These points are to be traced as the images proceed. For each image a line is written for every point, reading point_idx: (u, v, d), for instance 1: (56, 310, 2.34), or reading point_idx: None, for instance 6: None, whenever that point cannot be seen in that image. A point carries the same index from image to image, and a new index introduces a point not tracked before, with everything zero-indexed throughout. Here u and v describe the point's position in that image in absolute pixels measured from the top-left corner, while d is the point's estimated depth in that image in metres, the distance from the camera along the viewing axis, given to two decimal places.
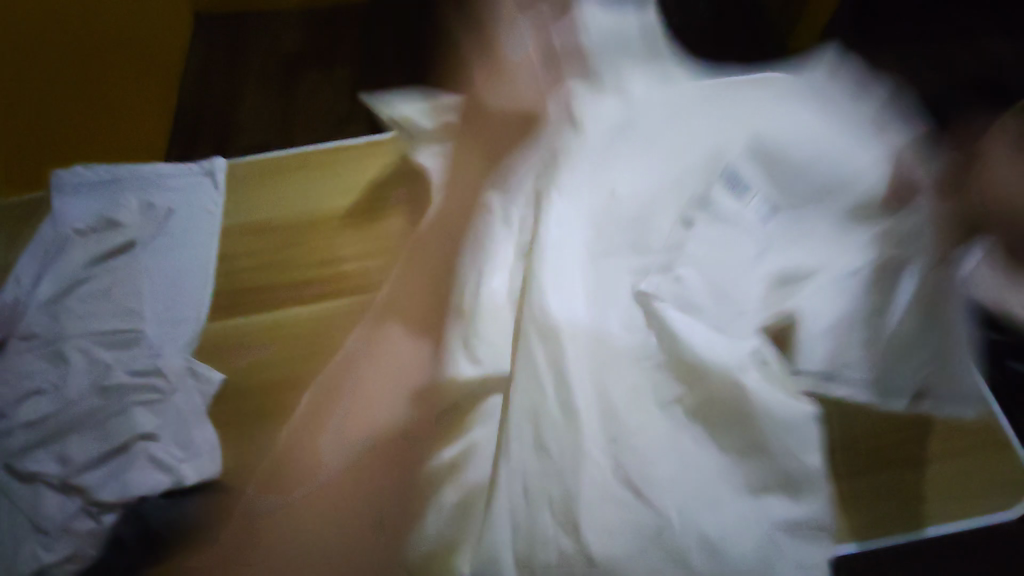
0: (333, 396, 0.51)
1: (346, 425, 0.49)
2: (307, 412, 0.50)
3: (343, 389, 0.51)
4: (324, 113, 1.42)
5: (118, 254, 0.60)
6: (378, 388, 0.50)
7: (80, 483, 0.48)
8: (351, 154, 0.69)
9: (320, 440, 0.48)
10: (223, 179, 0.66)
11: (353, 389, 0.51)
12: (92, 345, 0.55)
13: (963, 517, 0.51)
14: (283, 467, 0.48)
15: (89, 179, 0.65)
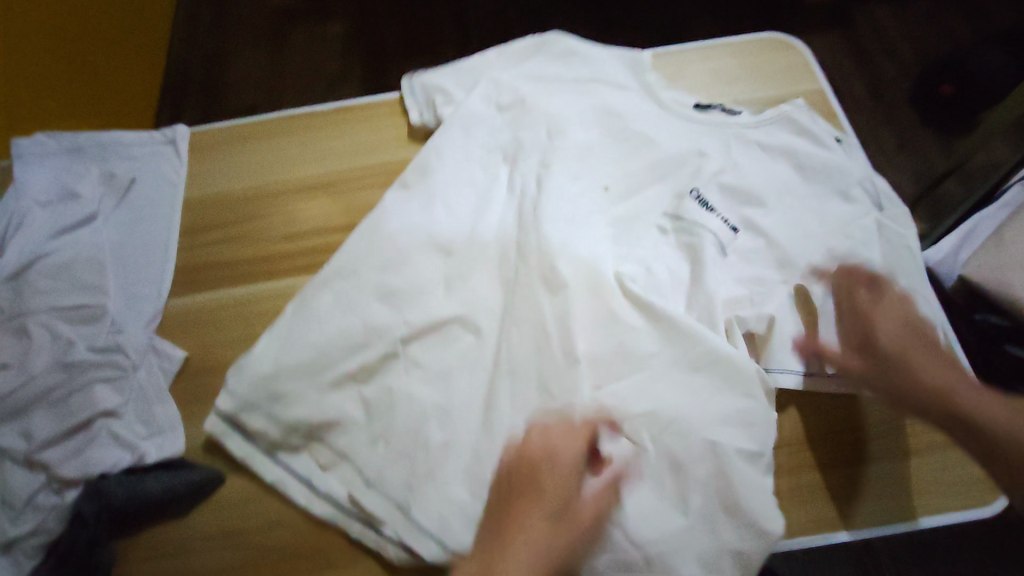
0: (322, 315, 0.52)
1: (339, 330, 0.51)
2: (305, 321, 0.52)
3: (336, 302, 0.53)
4: (313, 73, 1.38)
5: (80, 228, 0.59)
6: (371, 304, 0.53)
7: (46, 459, 0.48)
8: (338, 117, 0.67)
9: (309, 355, 0.50)
10: (187, 151, 0.65)
11: (348, 298, 0.53)
12: (53, 319, 0.54)
13: (953, 509, 0.50)
14: (281, 362, 0.50)
15: (47, 149, 0.63)
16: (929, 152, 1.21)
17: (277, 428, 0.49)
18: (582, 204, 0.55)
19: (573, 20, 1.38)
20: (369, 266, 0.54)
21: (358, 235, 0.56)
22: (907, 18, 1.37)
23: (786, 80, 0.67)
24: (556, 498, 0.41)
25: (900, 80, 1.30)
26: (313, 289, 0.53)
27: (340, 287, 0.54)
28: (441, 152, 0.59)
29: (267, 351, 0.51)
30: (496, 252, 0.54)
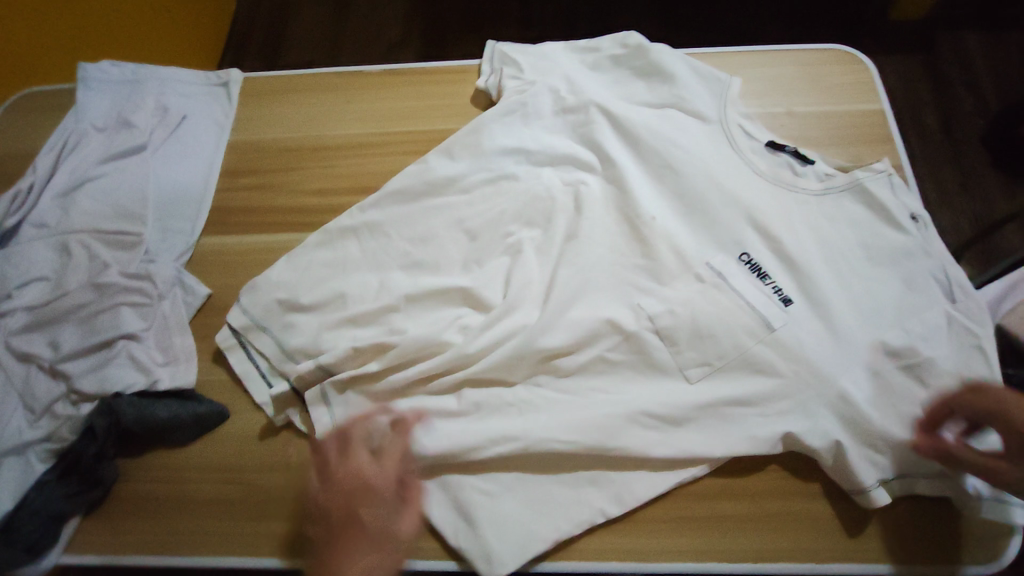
0: (347, 263, 0.54)
1: (355, 278, 0.53)
2: (327, 264, 0.54)
3: (357, 250, 0.55)
4: (372, 38, 1.38)
5: (128, 156, 0.61)
6: (393, 270, 0.53)
7: (66, 370, 0.51)
8: (383, 80, 0.67)
9: (328, 295, 0.53)
10: (236, 95, 0.67)
11: (375, 261, 0.54)
12: (91, 240, 0.56)
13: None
14: (299, 295, 0.53)
15: (110, 76, 0.66)
16: (995, 198, 1.14)
17: (278, 352, 0.52)
18: (619, 195, 0.55)
19: (637, 13, 1.36)
20: (399, 229, 0.55)
21: (393, 192, 0.56)
22: (995, 51, 1.28)
23: (848, 96, 0.64)
24: (373, 519, 0.44)
25: (978, 117, 1.22)
26: (346, 235, 0.55)
27: (365, 240, 0.55)
28: (480, 129, 0.58)
29: (290, 280, 0.54)
30: (522, 231, 0.54)
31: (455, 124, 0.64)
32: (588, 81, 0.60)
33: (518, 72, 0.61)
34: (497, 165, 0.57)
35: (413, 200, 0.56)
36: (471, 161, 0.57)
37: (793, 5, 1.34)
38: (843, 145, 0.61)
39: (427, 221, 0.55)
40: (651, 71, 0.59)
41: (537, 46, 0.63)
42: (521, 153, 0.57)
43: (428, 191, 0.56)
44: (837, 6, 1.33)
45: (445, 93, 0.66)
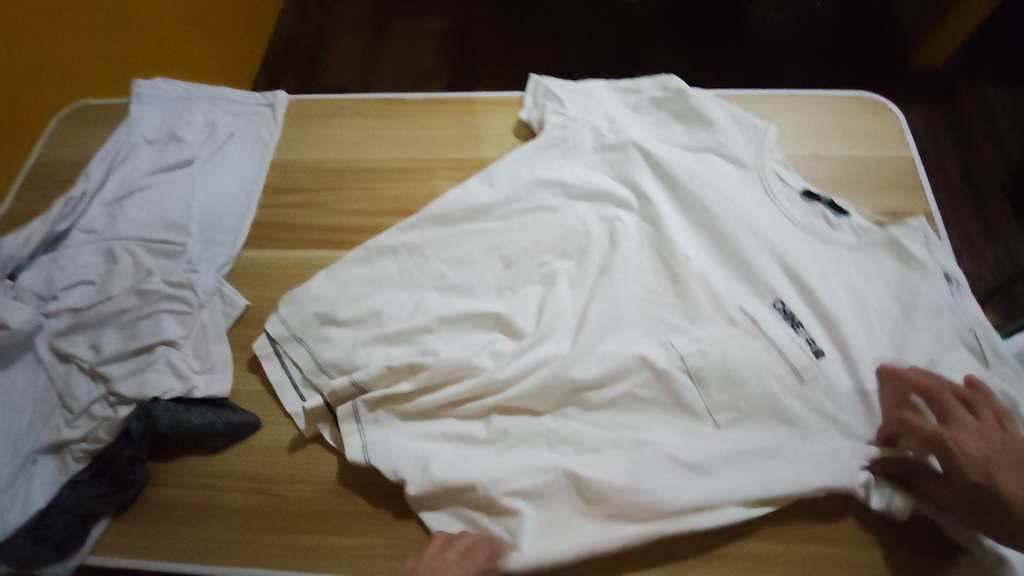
0: (385, 281, 0.56)
1: (391, 295, 0.55)
2: (364, 280, 0.56)
3: (395, 269, 0.56)
4: (406, 64, 1.43)
5: (177, 169, 0.64)
6: (429, 291, 0.55)
7: (106, 373, 0.52)
8: (423, 108, 0.70)
9: (364, 312, 0.54)
10: (283, 114, 0.70)
11: (411, 282, 0.56)
12: (138, 247, 0.58)
13: None
14: (335, 309, 0.55)
15: (163, 92, 0.69)
16: (1017, 248, 1.15)
17: (313, 364, 0.54)
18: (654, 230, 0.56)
19: (663, 53, 1.40)
20: (437, 251, 0.57)
21: (432, 214, 0.58)
22: (1016, 104, 1.30)
23: (876, 144, 0.65)
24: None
25: (998, 168, 1.24)
26: (383, 254, 0.57)
27: (403, 260, 0.57)
28: (517, 163, 0.60)
29: (328, 294, 0.56)
30: (556, 262, 0.55)
31: (491, 153, 0.66)
32: (625, 117, 0.63)
33: (560, 107, 0.64)
34: (533, 194, 0.59)
35: (451, 224, 0.58)
36: (509, 189, 0.59)
37: (814, 52, 1.37)
38: (871, 192, 0.62)
39: (465, 246, 0.57)
40: (687, 114, 0.62)
41: (581, 83, 0.66)
42: (558, 185, 0.59)
43: (466, 216, 0.58)
44: (857, 54, 1.36)
45: (483, 123, 0.68)
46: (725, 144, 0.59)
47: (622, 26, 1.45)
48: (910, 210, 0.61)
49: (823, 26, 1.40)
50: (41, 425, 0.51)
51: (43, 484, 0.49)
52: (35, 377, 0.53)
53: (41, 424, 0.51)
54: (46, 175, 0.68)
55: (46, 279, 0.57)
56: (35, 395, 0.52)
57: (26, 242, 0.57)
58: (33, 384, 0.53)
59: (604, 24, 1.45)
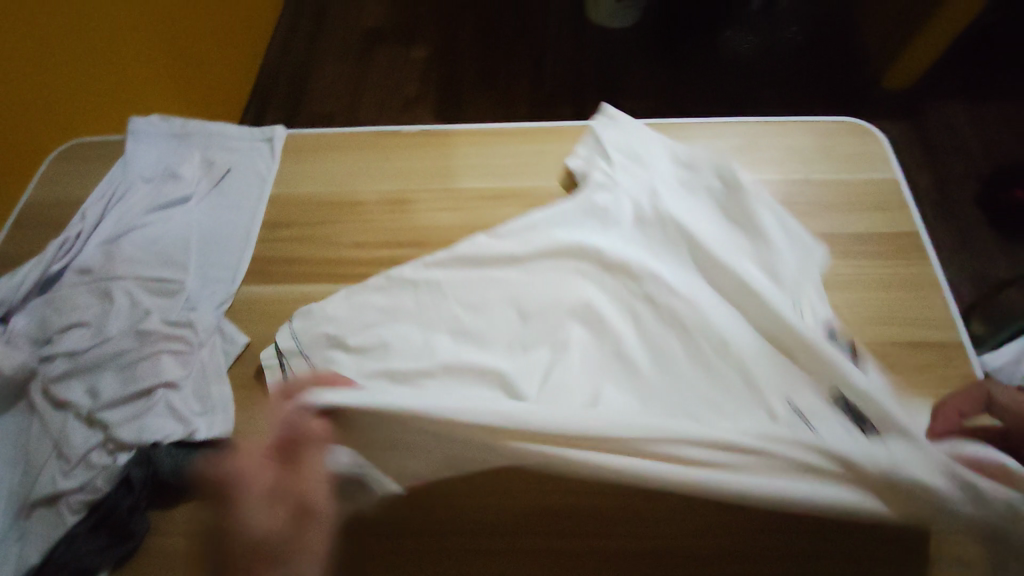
0: (400, 314, 0.55)
1: (401, 328, 0.54)
2: (381, 311, 0.55)
3: (408, 304, 0.55)
4: (392, 93, 1.45)
5: (175, 206, 0.63)
6: (439, 330, 0.53)
7: (104, 418, 0.50)
8: (418, 139, 0.70)
9: (374, 342, 0.53)
10: (280, 148, 0.70)
11: (426, 317, 0.54)
12: (135, 287, 0.57)
13: None
14: (347, 335, 0.54)
15: (159, 129, 0.69)
16: (992, 256, 1.18)
17: None
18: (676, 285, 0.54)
19: (644, 77, 1.44)
20: (457, 292, 0.56)
21: (457, 256, 0.57)
22: (981, 120, 1.35)
23: (861, 166, 0.67)
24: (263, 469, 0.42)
25: (969, 181, 1.28)
26: (403, 287, 0.56)
27: (422, 296, 0.56)
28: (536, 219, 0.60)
29: (342, 316, 0.55)
30: (569, 319, 0.53)
31: (488, 182, 0.67)
32: (660, 177, 0.61)
33: (610, 168, 0.61)
34: (554, 246, 0.57)
35: (472, 266, 0.57)
36: (533, 239, 0.58)
37: (789, 74, 1.43)
38: (859, 211, 0.64)
39: (483, 290, 0.56)
40: (730, 183, 0.59)
41: (648, 145, 0.63)
42: (580, 248, 0.57)
43: (489, 259, 0.57)
44: (829, 77, 1.42)
45: (478, 152, 0.69)
46: (756, 213, 0.57)
47: (603, 51, 1.49)
48: (898, 228, 0.62)
49: (796, 50, 1.46)
50: (34, 475, 0.49)
51: (39, 538, 0.46)
52: (30, 426, 0.51)
53: (34, 474, 0.49)
54: (36, 215, 0.66)
55: (39, 323, 0.55)
56: (30, 444, 0.50)
57: (21, 286, 0.56)
58: (28, 432, 0.51)
59: (586, 52, 1.49)
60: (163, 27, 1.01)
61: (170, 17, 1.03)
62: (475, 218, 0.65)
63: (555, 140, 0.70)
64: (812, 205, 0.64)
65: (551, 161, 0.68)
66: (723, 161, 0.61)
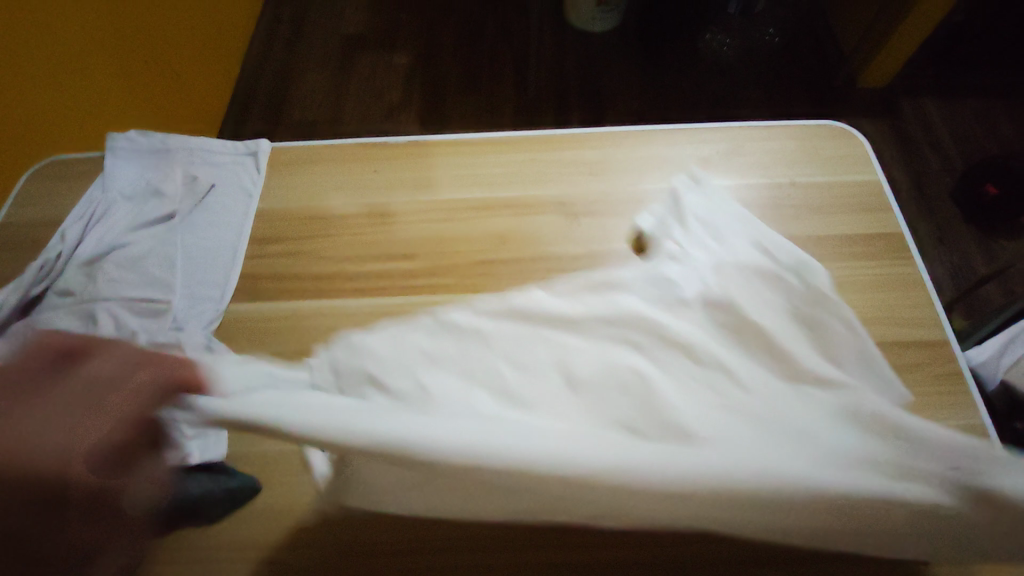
0: (440, 359, 0.42)
1: (439, 376, 0.40)
2: (425, 354, 0.42)
3: (423, 373, 0.41)
4: (374, 100, 1.43)
5: (158, 225, 0.62)
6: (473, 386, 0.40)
7: None
8: (407, 151, 0.70)
9: (410, 388, 0.39)
10: (266, 162, 0.69)
11: (467, 359, 0.42)
12: (120, 309, 0.56)
13: None
14: (385, 374, 0.41)
15: (140, 146, 0.68)
16: (968, 249, 1.21)
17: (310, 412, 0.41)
18: (756, 365, 0.41)
19: (626, 79, 1.45)
20: (505, 345, 0.42)
21: (513, 309, 0.45)
22: (954, 117, 1.39)
23: (845, 169, 0.68)
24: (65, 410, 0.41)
25: (944, 176, 1.31)
26: (440, 342, 0.43)
27: (452, 353, 0.42)
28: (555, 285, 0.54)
29: (376, 358, 0.42)
30: (621, 356, 0.41)
31: (477, 193, 0.67)
32: (738, 253, 0.51)
33: (683, 241, 0.52)
34: (612, 312, 0.44)
35: (530, 324, 0.44)
36: (590, 301, 0.45)
37: (768, 75, 1.45)
38: (844, 214, 0.65)
39: (523, 350, 0.42)
40: (811, 272, 0.50)
41: (734, 222, 0.56)
42: (652, 286, 0.46)
43: (544, 320, 0.44)
44: (807, 77, 1.44)
45: (467, 162, 0.69)
46: (840, 301, 0.47)
47: (585, 54, 1.49)
48: (882, 229, 0.64)
49: (774, 51, 1.48)
50: None
51: None
52: None
53: None
54: (13, 235, 0.65)
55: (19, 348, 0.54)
56: None
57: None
58: None
59: (568, 56, 1.49)
60: (137, 38, 0.99)
61: (144, 27, 1.01)
62: (465, 229, 0.64)
63: (544, 149, 0.70)
64: (798, 209, 0.65)
65: (540, 170, 0.68)
66: (797, 248, 0.53)
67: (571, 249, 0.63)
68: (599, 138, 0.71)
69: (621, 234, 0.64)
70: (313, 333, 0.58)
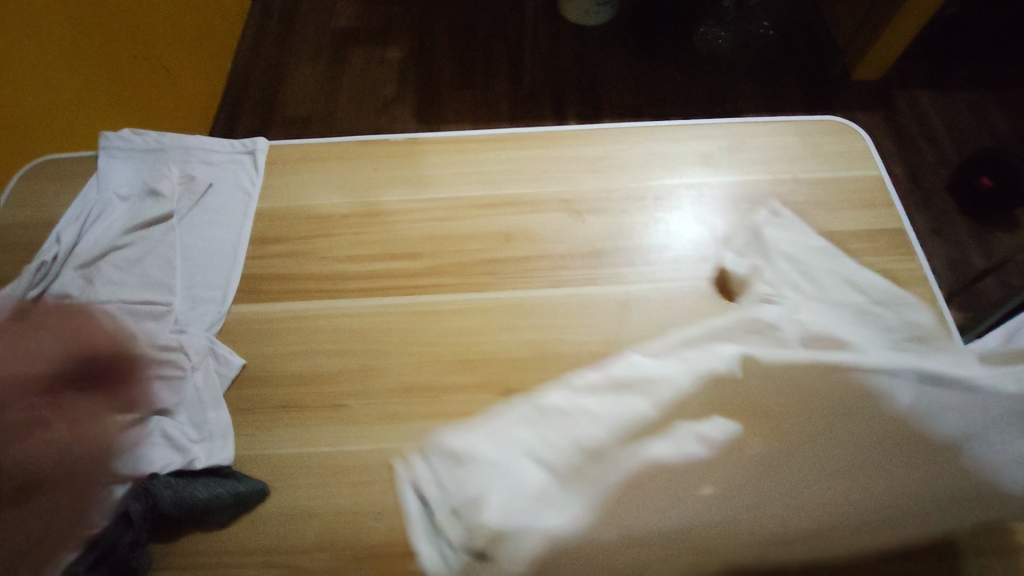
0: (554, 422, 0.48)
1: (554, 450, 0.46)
2: (554, 429, 0.48)
3: (554, 441, 0.47)
4: (369, 94, 1.42)
5: (155, 225, 0.61)
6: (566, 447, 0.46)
7: (94, 451, 0.48)
8: (409, 148, 0.69)
9: (527, 417, 0.49)
10: (265, 160, 0.68)
11: (566, 424, 0.48)
12: (119, 311, 0.55)
13: None
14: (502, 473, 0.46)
15: (135, 145, 0.67)
16: (962, 241, 1.23)
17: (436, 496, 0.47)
18: (831, 358, 0.49)
19: (623, 72, 1.45)
20: (601, 406, 0.48)
21: (611, 381, 0.50)
22: (947, 109, 1.40)
23: (847, 164, 0.68)
24: None
25: (937, 168, 1.32)
26: (551, 420, 0.49)
27: (561, 432, 0.47)
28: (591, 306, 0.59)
29: (488, 460, 0.47)
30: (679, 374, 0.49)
31: (481, 190, 0.66)
32: (826, 293, 0.57)
33: (772, 278, 0.58)
34: (711, 367, 0.49)
35: (618, 392, 0.49)
36: (692, 357, 0.50)
37: (763, 68, 1.45)
38: (846, 209, 0.65)
39: (629, 419, 0.47)
40: (906, 310, 0.56)
41: (912, 300, 0.57)
42: (762, 327, 0.52)
43: (642, 384, 0.49)
44: (802, 70, 1.44)
45: (469, 159, 0.68)
46: (940, 334, 0.53)
47: (581, 47, 1.49)
48: (884, 224, 0.64)
49: (769, 45, 1.48)
50: None
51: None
52: None
53: None
54: (6, 238, 0.63)
55: None
56: None
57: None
58: None
59: (564, 50, 1.48)
60: (125, 33, 0.97)
61: (134, 22, 0.99)
62: (469, 228, 0.64)
63: (546, 147, 0.69)
64: (801, 205, 0.65)
65: (542, 168, 0.68)
66: (888, 282, 0.58)
67: (576, 246, 0.63)
68: (602, 135, 0.70)
69: (626, 231, 0.64)
70: (318, 334, 0.58)
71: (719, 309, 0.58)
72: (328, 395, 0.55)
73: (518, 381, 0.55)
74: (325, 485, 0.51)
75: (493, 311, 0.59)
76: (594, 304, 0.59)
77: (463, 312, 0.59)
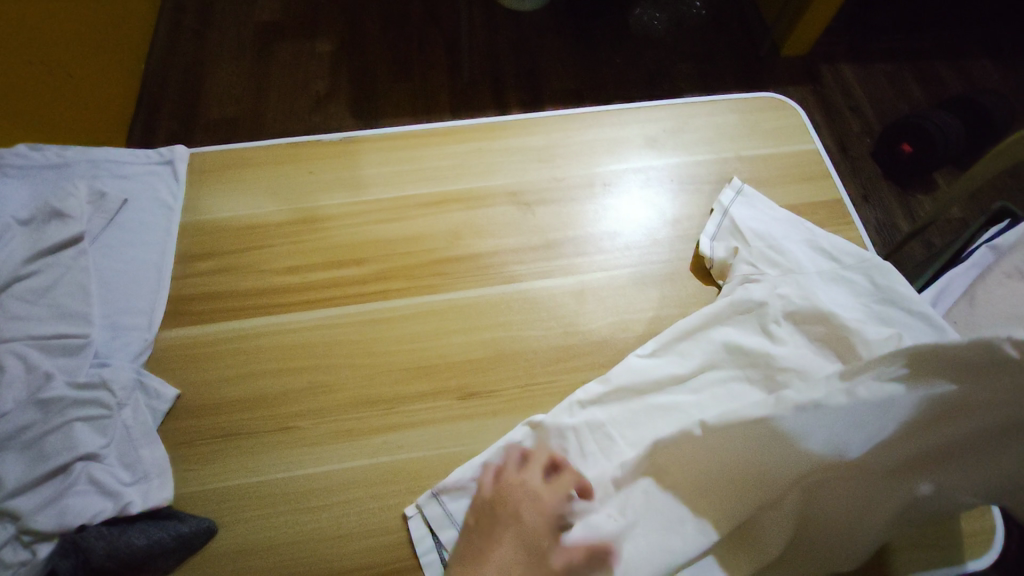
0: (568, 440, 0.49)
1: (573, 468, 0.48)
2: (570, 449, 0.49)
3: (579, 452, 0.49)
4: (299, 91, 1.35)
5: (64, 250, 0.55)
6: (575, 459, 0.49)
7: (11, 508, 0.43)
8: (343, 148, 0.65)
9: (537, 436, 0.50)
10: (186, 170, 0.62)
11: (575, 442, 0.49)
12: (28, 349, 0.49)
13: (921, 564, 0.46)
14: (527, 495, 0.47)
15: (35, 162, 0.60)
16: (891, 205, 1.29)
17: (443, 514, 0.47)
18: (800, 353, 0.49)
19: (559, 57, 1.43)
20: (625, 430, 0.49)
21: (617, 386, 0.51)
22: (870, 80, 1.46)
23: (784, 140, 0.70)
24: None
25: (864, 137, 1.38)
26: (562, 439, 0.49)
27: (588, 446, 0.49)
28: (556, 304, 0.58)
29: None
30: (674, 387, 0.50)
31: (424, 188, 0.64)
32: (801, 266, 0.55)
33: (751, 257, 0.57)
34: (712, 359, 0.51)
35: (637, 395, 0.51)
36: (690, 351, 0.52)
37: (698, 48, 1.47)
38: (786, 185, 0.66)
39: (636, 433, 0.49)
40: (882, 271, 0.53)
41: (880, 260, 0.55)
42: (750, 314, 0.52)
43: (651, 386, 0.51)
44: (734, 48, 1.47)
45: (409, 156, 0.65)
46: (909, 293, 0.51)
47: (517, 33, 1.46)
48: (822, 198, 0.65)
49: (700, 24, 1.51)
50: None
51: None
52: None
53: None
54: None
55: None
56: None
57: None
58: None
59: (501, 36, 1.45)
60: (16, 36, 0.88)
61: (26, 25, 0.90)
62: (414, 228, 0.61)
63: (488, 138, 0.67)
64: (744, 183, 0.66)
65: (486, 160, 0.66)
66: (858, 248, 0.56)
67: (528, 240, 0.61)
68: (544, 123, 0.69)
69: (576, 221, 0.63)
70: (260, 354, 0.54)
71: (670, 295, 0.59)
72: (276, 418, 0.51)
73: (477, 385, 0.53)
74: (280, 514, 0.48)
75: (446, 314, 0.57)
76: (549, 298, 0.58)
77: (414, 317, 0.56)
